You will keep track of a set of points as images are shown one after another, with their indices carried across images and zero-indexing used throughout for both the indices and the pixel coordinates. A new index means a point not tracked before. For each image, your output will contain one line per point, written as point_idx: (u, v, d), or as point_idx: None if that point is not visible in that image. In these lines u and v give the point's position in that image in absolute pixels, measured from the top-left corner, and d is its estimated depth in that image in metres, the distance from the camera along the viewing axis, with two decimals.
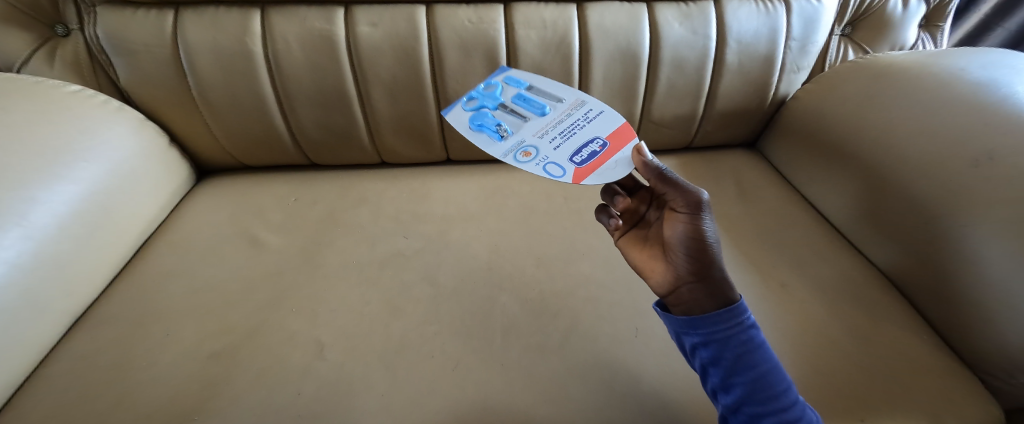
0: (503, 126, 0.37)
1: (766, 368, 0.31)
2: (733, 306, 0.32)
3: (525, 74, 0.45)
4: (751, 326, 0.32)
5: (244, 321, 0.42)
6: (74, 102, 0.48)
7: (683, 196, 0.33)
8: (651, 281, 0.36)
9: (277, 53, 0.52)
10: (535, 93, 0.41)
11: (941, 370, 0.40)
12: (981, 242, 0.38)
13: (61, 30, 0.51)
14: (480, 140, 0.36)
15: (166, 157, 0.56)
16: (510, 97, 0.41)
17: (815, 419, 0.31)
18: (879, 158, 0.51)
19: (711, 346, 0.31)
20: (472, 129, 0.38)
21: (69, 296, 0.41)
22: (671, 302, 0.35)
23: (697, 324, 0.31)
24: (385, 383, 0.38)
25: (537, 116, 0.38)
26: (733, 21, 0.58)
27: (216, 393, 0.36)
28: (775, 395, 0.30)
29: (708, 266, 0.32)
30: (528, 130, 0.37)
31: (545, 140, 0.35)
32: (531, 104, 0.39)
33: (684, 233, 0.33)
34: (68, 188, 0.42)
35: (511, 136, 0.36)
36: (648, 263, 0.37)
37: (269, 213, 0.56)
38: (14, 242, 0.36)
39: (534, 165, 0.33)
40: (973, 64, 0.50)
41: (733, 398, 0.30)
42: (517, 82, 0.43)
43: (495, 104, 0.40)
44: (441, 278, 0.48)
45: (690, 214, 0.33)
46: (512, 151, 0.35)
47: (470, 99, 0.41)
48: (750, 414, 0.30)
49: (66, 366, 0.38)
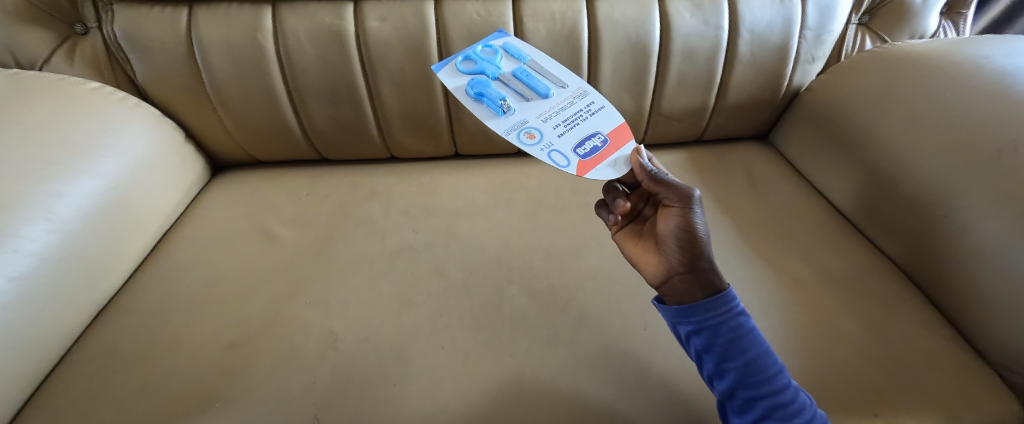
0: (506, 101, 0.36)
1: (758, 352, 0.31)
2: (722, 294, 0.32)
3: (525, 45, 0.44)
4: (740, 313, 0.32)
5: (260, 312, 0.44)
6: (94, 98, 0.49)
7: (675, 192, 0.33)
8: (645, 273, 0.36)
9: (288, 48, 0.52)
10: (536, 69, 0.40)
11: (959, 366, 0.39)
12: (1004, 235, 0.37)
13: (81, 28, 0.53)
14: (480, 111, 0.36)
15: (182, 152, 0.57)
16: (511, 69, 0.40)
17: (813, 404, 0.31)
18: (897, 149, 0.49)
19: (704, 333, 0.31)
20: (472, 97, 0.37)
21: (94, 287, 0.43)
22: (664, 293, 0.35)
23: (689, 313, 0.32)
24: (397, 373, 0.38)
25: (540, 97, 0.37)
26: (746, 11, 0.57)
27: (235, 380, 0.38)
28: (767, 379, 0.30)
29: (698, 257, 0.33)
30: (532, 111, 0.36)
31: (549, 125, 0.35)
32: (534, 81, 0.38)
33: (676, 226, 0.33)
34: (90, 182, 0.43)
35: (513, 114, 0.35)
36: (641, 256, 0.37)
37: (282, 207, 0.57)
38: (40, 235, 0.37)
39: (538, 150, 0.33)
40: (997, 52, 0.49)
41: (727, 383, 0.31)
42: (518, 53, 0.42)
43: (496, 73, 0.39)
44: (452, 271, 0.49)
45: (682, 209, 0.33)
46: (514, 130, 0.34)
47: (467, 60, 0.41)
48: (744, 398, 0.30)
49: (92, 354, 0.40)
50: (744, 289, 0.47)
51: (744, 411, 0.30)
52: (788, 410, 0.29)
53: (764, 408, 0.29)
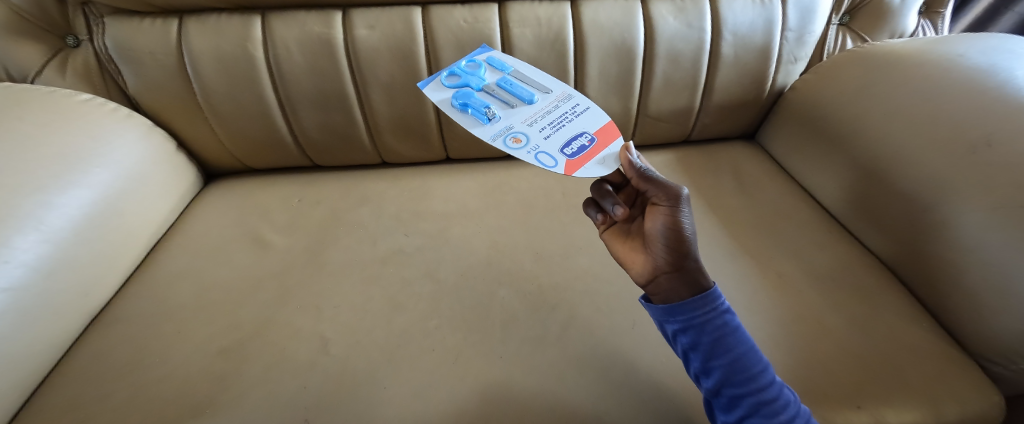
0: (491, 109, 0.37)
1: (743, 350, 0.31)
2: (708, 293, 0.33)
3: (508, 57, 0.45)
4: (726, 312, 0.33)
5: (252, 318, 0.44)
6: (85, 109, 0.50)
7: (664, 191, 0.34)
8: (632, 272, 0.37)
9: (278, 57, 0.53)
10: (519, 79, 0.41)
11: (941, 359, 0.40)
12: (982, 229, 0.38)
13: (72, 40, 0.53)
14: (466, 121, 0.36)
15: (174, 161, 0.58)
16: (495, 80, 0.41)
17: (798, 401, 0.31)
18: (877, 146, 0.51)
19: (690, 332, 0.32)
20: (457, 108, 0.37)
21: (86, 297, 0.43)
22: (651, 292, 0.36)
23: (675, 311, 0.33)
24: (388, 376, 0.39)
25: (524, 103, 0.38)
26: (728, 13, 0.58)
27: (227, 386, 0.38)
28: (752, 376, 0.30)
29: (684, 256, 0.33)
30: (518, 117, 0.37)
31: (535, 129, 0.35)
32: (517, 89, 0.39)
33: (663, 225, 0.34)
34: (82, 193, 0.44)
35: (499, 121, 0.36)
36: (629, 255, 0.37)
37: (274, 214, 0.58)
38: (32, 246, 0.38)
39: (525, 153, 0.33)
40: (973, 49, 0.50)
41: (713, 381, 0.31)
42: (501, 65, 0.43)
43: (480, 85, 0.40)
44: (442, 274, 0.49)
45: (670, 208, 0.34)
46: (501, 136, 0.35)
47: (451, 75, 0.41)
48: (730, 396, 0.31)
49: (84, 362, 0.40)
50: (730, 287, 0.48)
51: (731, 408, 0.31)
52: (773, 406, 0.29)
53: (750, 405, 0.29)
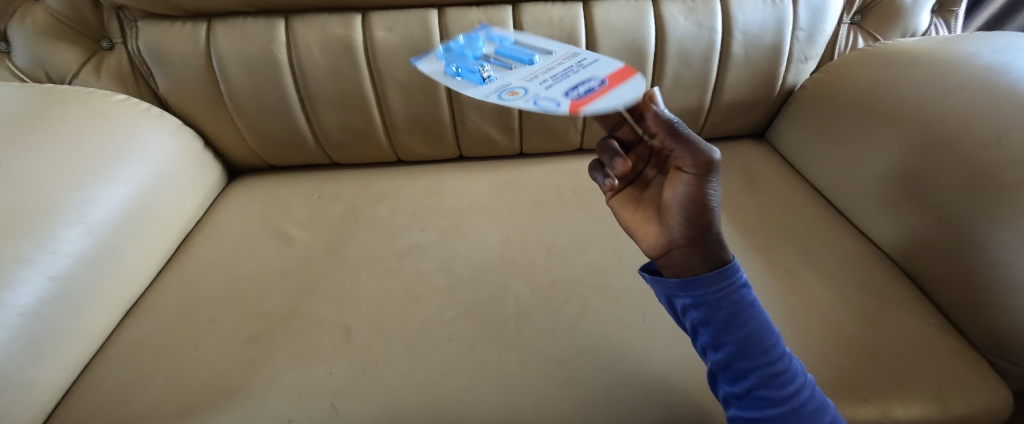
0: (485, 71, 0.33)
1: (757, 326, 0.31)
2: (725, 268, 0.32)
3: (509, 32, 0.43)
4: (742, 288, 0.33)
5: (278, 308, 0.46)
6: (120, 109, 0.52)
7: (692, 155, 0.31)
8: (643, 243, 0.37)
9: (300, 58, 0.55)
10: (519, 45, 0.38)
11: (950, 353, 0.40)
12: (991, 226, 0.39)
13: (106, 44, 0.56)
14: (456, 86, 0.33)
15: (202, 159, 0.60)
16: (494, 49, 0.38)
17: (807, 375, 0.32)
18: (887, 145, 0.51)
19: (702, 307, 0.32)
20: (448, 76, 0.34)
21: (124, 287, 0.46)
22: (662, 264, 0.36)
23: (689, 286, 0.33)
24: (408, 364, 0.40)
25: (524, 64, 0.35)
26: (738, 13, 0.59)
27: (257, 371, 0.40)
28: (764, 351, 0.31)
29: (702, 230, 0.32)
30: (517, 76, 0.33)
31: (536, 82, 0.32)
32: (517, 53, 0.36)
33: (684, 195, 0.32)
34: (121, 188, 0.47)
35: (495, 80, 0.32)
36: (640, 225, 0.38)
37: (295, 210, 0.60)
38: (77, 238, 0.40)
39: (524, 101, 0.29)
40: (985, 48, 0.50)
41: (722, 355, 0.32)
42: (502, 39, 0.41)
43: (476, 55, 0.37)
44: (457, 267, 0.51)
45: (695, 175, 0.31)
46: (497, 93, 0.31)
47: (446, 52, 0.39)
48: (739, 370, 0.31)
49: (123, 348, 0.43)
50: None
51: (737, 381, 0.31)
52: (781, 380, 0.30)
53: (757, 379, 0.30)
